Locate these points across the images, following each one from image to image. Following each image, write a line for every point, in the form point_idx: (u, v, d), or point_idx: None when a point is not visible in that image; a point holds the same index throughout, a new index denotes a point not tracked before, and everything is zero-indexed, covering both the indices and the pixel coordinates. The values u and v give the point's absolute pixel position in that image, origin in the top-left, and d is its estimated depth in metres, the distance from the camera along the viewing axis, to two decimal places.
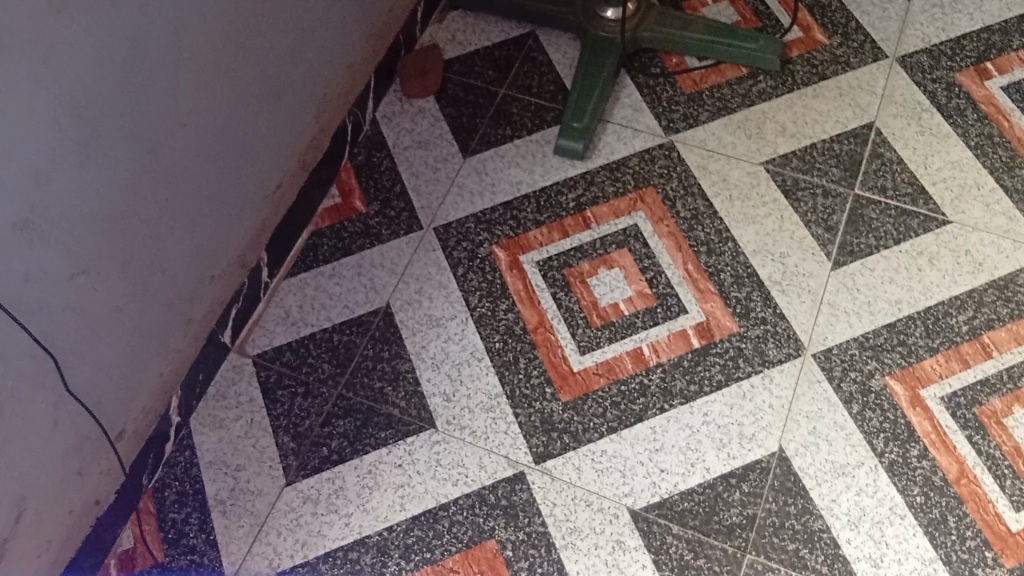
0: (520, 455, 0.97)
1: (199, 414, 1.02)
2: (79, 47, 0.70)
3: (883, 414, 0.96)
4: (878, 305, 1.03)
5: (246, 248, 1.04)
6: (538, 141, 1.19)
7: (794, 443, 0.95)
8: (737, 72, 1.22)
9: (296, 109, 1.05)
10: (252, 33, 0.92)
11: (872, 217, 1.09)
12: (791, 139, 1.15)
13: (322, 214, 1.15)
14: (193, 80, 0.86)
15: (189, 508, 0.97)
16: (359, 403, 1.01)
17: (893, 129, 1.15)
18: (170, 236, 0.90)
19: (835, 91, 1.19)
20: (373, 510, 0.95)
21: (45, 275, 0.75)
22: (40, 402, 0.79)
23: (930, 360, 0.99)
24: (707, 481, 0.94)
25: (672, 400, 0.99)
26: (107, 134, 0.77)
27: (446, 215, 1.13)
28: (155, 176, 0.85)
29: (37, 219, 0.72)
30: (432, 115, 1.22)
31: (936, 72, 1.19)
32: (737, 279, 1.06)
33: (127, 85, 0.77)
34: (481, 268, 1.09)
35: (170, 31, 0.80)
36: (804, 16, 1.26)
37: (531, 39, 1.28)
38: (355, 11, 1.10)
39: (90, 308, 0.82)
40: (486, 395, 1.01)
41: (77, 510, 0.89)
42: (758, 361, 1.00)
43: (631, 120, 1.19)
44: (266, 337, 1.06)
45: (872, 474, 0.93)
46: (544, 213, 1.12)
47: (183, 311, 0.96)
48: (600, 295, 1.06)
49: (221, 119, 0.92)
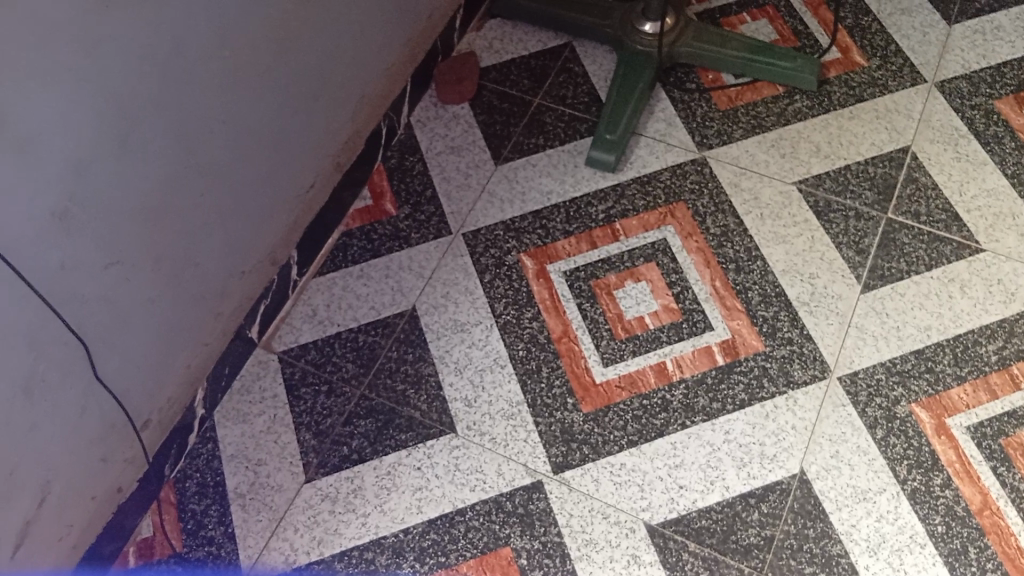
0: (539, 464, 0.97)
1: (223, 408, 1.03)
2: (123, 42, 0.72)
3: (908, 440, 0.95)
4: (907, 330, 1.02)
5: (276, 246, 1.05)
6: (570, 152, 1.19)
7: (815, 465, 0.94)
8: (773, 90, 1.22)
9: (332, 111, 1.07)
10: (292, 34, 0.93)
11: (904, 241, 1.08)
12: (825, 160, 1.15)
13: (353, 215, 1.16)
14: (233, 77, 0.87)
15: (209, 500, 0.97)
16: (381, 404, 1.02)
17: (929, 154, 1.14)
18: (203, 231, 0.91)
19: (872, 114, 1.18)
20: (391, 511, 0.95)
21: (80, 265, 0.77)
22: (68, 388, 0.80)
23: (958, 389, 0.98)
24: (725, 500, 0.93)
25: (694, 416, 0.98)
26: (146, 129, 0.78)
27: (475, 222, 1.14)
28: (191, 172, 0.86)
29: (75, 209, 0.74)
30: (466, 121, 1.23)
31: (974, 99, 1.18)
32: (765, 298, 1.05)
33: (168, 81, 0.79)
34: (508, 275, 1.10)
35: (212, 29, 0.81)
36: (844, 37, 1.25)
37: (568, 50, 1.29)
38: (394, 16, 1.11)
39: (122, 299, 0.83)
40: (507, 402, 1.01)
41: (99, 497, 0.90)
42: (783, 382, 0.99)
43: (664, 135, 1.19)
44: (292, 334, 1.07)
45: (894, 500, 0.92)
46: (573, 223, 1.13)
47: (213, 305, 0.98)
48: (626, 308, 1.06)
49: (258, 118, 0.93)
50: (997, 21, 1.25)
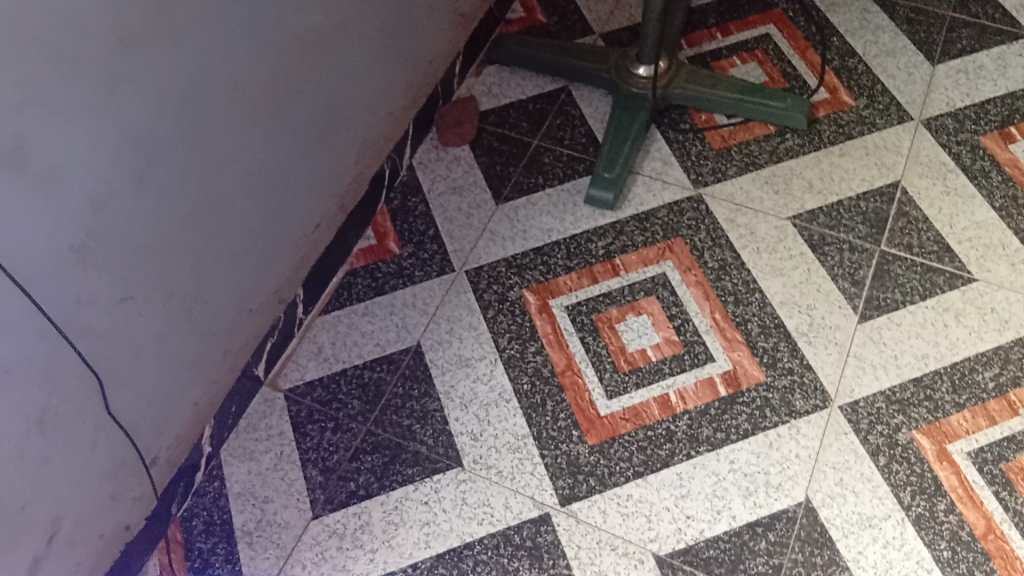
0: (546, 497, 0.97)
1: (229, 446, 1.03)
2: (142, 81, 0.75)
3: (910, 467, 0.96)
4: (904, 359, 1.03)
5: (283, 284, 1.07)
6: (569, 190, 1.22)
7: (820, 493, 0.95)
8: (766, 129, 1.25)
9: (337, 153, 1.09)
10: (300, 77, 0.96)
11: (898, 273, 1.10)
12: (818, 196, 1.18)
13: (357, 254, 1.18)
14: (244, 118, 0.90)
15: (216, 538, 0.97)
16: (387, 439, 1.03)
17: (919, 188, 1.17)
18: (213, 267, 0.93)
19: (861, 150, 1.21)
20: (398, 547, 0.95)
21: (94, 300, 0.78)
22: (81, 423, 0.81)
23: (957, 416, 0.99)
24: (732, 529, 0.94)
25: (699, 447, 0.99)
26: (161, 166, 0.81)
27: (477, 259, 1.16)
28: (204, 210, 0.88)
29: (91, 244, 0.76)
30: (467, 163, 1.26)
31: (960, 135, 1.22)
32: (764, 329, 1.07)
33: (183, 120, 0.81)
34: (512, 310, 1.11)
35: (225, 71, 0.84)
36: (831, 78, 1.30)
37: (565, 94, 1.33)
38: (396, 61, 1.15)
39: (134, 334, 0.84)
40: (513, 435, 1.02)
41: (108, 536, 0.90)
42: (785, 412, 1.01)
43: (660, 173, 1.22)
44: (298, 372, 1.08)
45: (899, 526, 0.93)
46: (573, 259, 1.15)
47: (221, 343, 0.99)
48: (628, 341, 1.07)
49: (268, 158, 0.96)
50: (979, 61, 1.30)
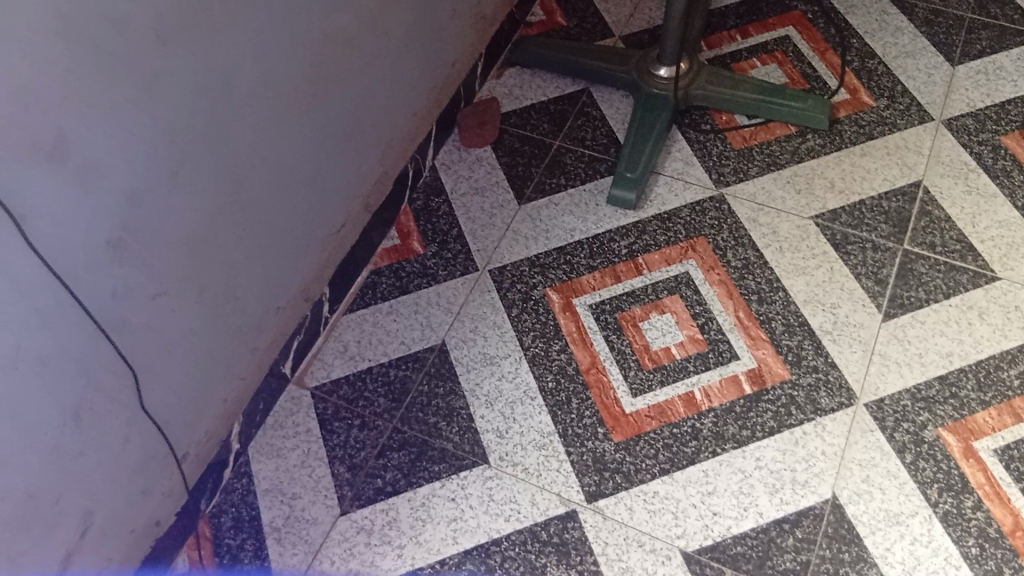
0: (572, 494, 0.98)
1: (257, 443, 1.04)
2: (178, 78, 0.76)
3: (937, 464, 0.96)
4: (929, 357, 1.04)
5: (309, 282, 1.08)
6: (591, 191, 1.22)
7: (847, 490, 0.95)
8: (787, 130, 1.26)
9: (363, 152, 1.10)
10: (328, 78, 0.97)
11: (921, 271, 1.11)
12: (840, 195, 1.18)
13: (381, 254, 1.19)
14: (275, 117, 0.91)
15: (245, 534, 0.98)
16: (414, 436, 1.03)
17: (941, 188, 1.18)
18: (243, 264, 0.93)
19: (883, 150, 1.22)
20: (426, 543, 0.96)
21: (130, 294, 0.79)
22: (115, 417, 0.82)
23: (983, 413, 0.99)
24: (760, 526, 0.94)
25: (724, 444, 0.99)
26: (195, 163, 0.82)
27: (501, 258, 1.17)
28: (235, 207, 0.89)
29: (129, 239, 0.77)
30: (489, 163, 1.27)
31: (981, 135, 1.23)
32: (789, 328, 1.07)
33: (217, 118, 0.82)
34: (536, 309, 1.12)
35: (257, 70, 0.85)
36: (851, 79, 1.30)
37: (585, 95, 1.33)
38: (420, 62, 1.16)
39: (168, 330, 0.85)
40: (539, 432, 1.02)
41: (138, 531, 0.90)
42: (811, 410, 1.01)
43: (682, 173, 1.23)
44: (323, 369, 1.09)
45: (927, 523, 0.93)
46: (597, 258, 1.15)
47: (250, 339, 0.99)
48: (652, 339, 1.08)
49: (297, 157, 0.97)
50: (999, 62, 1.31)
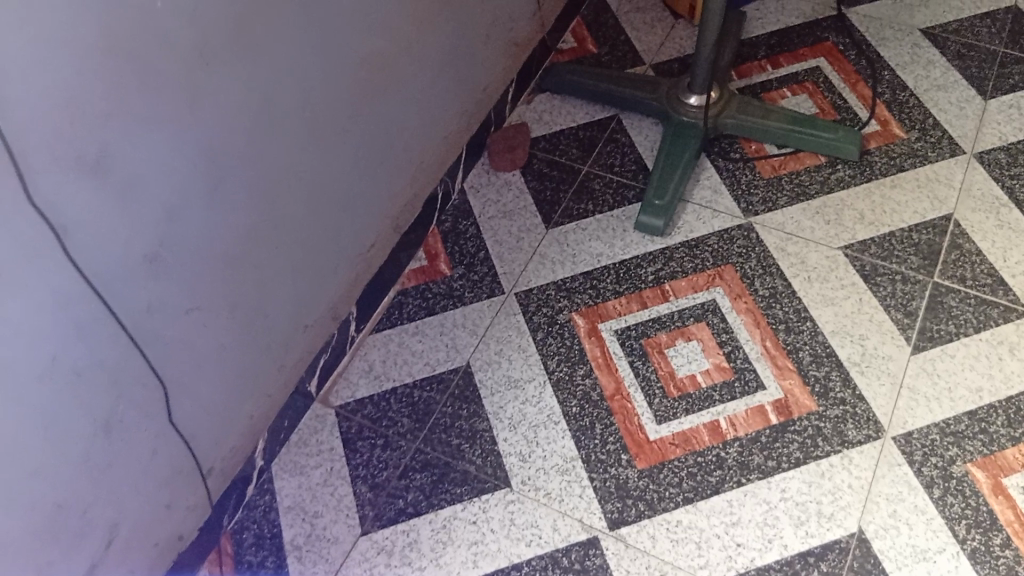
0: (594, 520, 0.97)
1: (281, 460, 1.05)
2: (220, 98, 0.78)
3: (966, 500, 0.95)
4: (958, 392, 1.02)
5: (338, 302, 1.09)
6: (619, 217, 1.23)
7: (873, 525, 0.94)
8: (816, 160, 1.26)
9: (395, 175, 1.11)
10: (364, 102, 0.99)
11: (951, 304, 1.10)
12: (869, 227, 1.18)
13: (408, 275, 1.20)
14: (311, 139, 0.92)
15: (266, 551, 0.98)
16: (436, 457, 1.03)
17: (972, 221, 1.17)
18: (274, 282, 0.95)
19: (913, 183, 1.21)
20: (446, 565, 0.95)
21: (164, 309, 0.80)
22: (145, 429, 0.83)
23: (1013, 450, 0.98)
24: (784, 558, 0.93)
25: (749, 474, 0.99)
26: (233, 181, 0.83)
27: (527, 282, 1.17)
28: (269, 225, 0.91)
29: (165, 254, 0.78)
30: (518, 187, 1.28)
31: (1013, 169, 1.22)
32: (816, 358, 1.07)
33: (255, 138, 0.84)
34: (561, 333, 1.12)
35: (296, 92, 0.87)
36: (882, 111, 1.30)
37: (615, 122, 1.34)
38: (452, 87, 1.18)
39: (199, 345, 0.86)
40: (562, 457, 1.02)
41: (162, 544, 0.91)
42: (837, 442, 1.00)
43: (710, 202, 1.23)
44: (348, 389, 1.10)
45: (954, 560, 0.91)
46: (623, 284, 1.16)
47: (278, 357, 1.00)
48: (677, 366, 1.08)
49: (331, 177, 0.98)
50: None
